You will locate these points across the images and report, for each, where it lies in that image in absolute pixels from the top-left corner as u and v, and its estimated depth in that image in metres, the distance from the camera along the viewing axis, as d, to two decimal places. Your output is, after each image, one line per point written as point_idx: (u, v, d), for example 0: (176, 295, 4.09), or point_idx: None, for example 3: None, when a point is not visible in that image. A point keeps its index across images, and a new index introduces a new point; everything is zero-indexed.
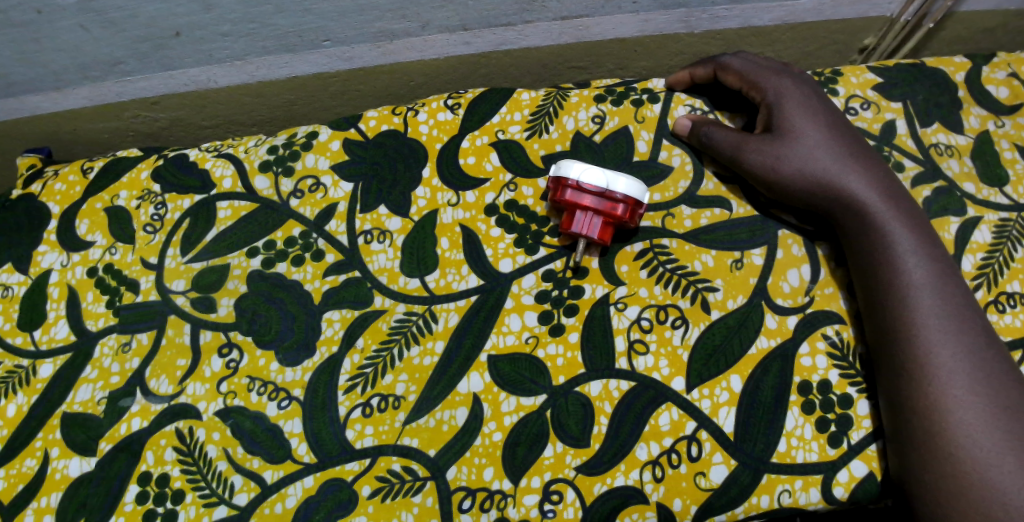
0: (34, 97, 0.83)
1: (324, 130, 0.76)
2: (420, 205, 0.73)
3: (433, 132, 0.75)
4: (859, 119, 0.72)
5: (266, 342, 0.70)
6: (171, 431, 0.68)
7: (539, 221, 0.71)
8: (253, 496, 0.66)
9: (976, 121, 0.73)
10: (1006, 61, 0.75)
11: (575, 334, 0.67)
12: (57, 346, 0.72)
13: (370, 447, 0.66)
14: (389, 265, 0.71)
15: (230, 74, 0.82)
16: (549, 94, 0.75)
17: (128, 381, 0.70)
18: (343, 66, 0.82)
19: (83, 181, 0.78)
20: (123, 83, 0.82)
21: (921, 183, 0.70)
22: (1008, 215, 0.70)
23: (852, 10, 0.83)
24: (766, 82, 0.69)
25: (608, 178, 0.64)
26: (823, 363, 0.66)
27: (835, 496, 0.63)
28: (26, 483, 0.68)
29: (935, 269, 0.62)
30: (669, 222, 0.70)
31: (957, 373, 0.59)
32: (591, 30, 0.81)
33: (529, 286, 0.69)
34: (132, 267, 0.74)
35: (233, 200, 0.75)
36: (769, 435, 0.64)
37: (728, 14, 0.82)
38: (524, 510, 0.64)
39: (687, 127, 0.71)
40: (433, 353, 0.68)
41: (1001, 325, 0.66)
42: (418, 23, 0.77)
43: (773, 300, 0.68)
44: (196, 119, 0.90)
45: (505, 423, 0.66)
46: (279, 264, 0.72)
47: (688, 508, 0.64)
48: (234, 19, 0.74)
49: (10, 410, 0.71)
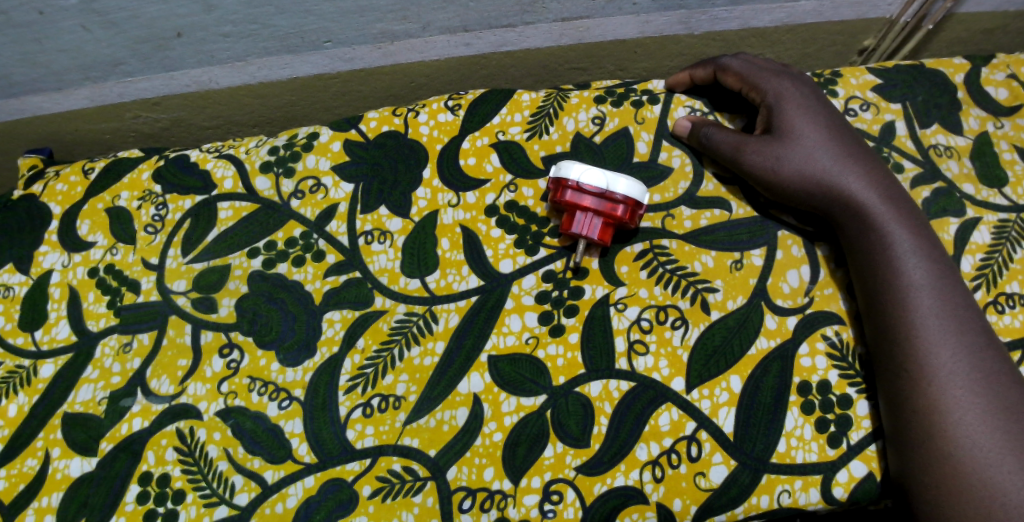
0: (35, 97, 0.83)
1: (325, 130, 0.76)
2: (421, 206, 0.73)
3: (433, 133, 0.75)
4: (858, 120, 0.73)
5: (267, 342, 0.70)
6: (173, 431, 0.68)
7: (539, 222, 0.71)
8: (253, 496, 0.66)
9: (975, 121, 0.73)
10: (1006, 62, 0.75)
11: (575, 335, 0.68)
12: (58, 346, 0.73)
13: (370, 447, 0.66)
14: (390, 265, 0.71)
15: (231, 75, 0.82)
16: (550, 95, 0.75)
17: (128, 382, 0.70)
18: (344, 67, 0.83)
19: (84, 181, 0.78)
20: (124, 83, 0.82)
21: (920, 183, 0.71)
22: (1007, 215, 0.70)
23: (851, 12, 0.83)
24: (766, 84, 0.69)
25: (608, 179, 0.65)
26: (823, 363, 0.66)
27: (834, 496, 0.63)
28: (27, 482, 0.69)
29: (935, 270, 0.62)
30: (669, 222, 0.70)
31: (956, 373, 0.59)
32: (591, 31, 0.81)
33: (530, 287, 0.69)
34: (134, 268, 0.74)
35: (234, 200, 0.75)
36: (769, 435, 0.64)
37: (728, 15, 0.82)
38: (524, 510, 0.64)
39: (687, 127, 0.72)
40: (433, 353, 0.68)
41: (1001, 326, 0.66)
42: (418, 24, 0.78)
43: (773, 300, 0.68)
44: (197, 120, 0.90)
45: (506, 423, 0.66)
46: (280, 265, 0.72)
47: (688, 508, 0.64)
48: (235, 21, 0.74)
49: (10, 410, 0.71)
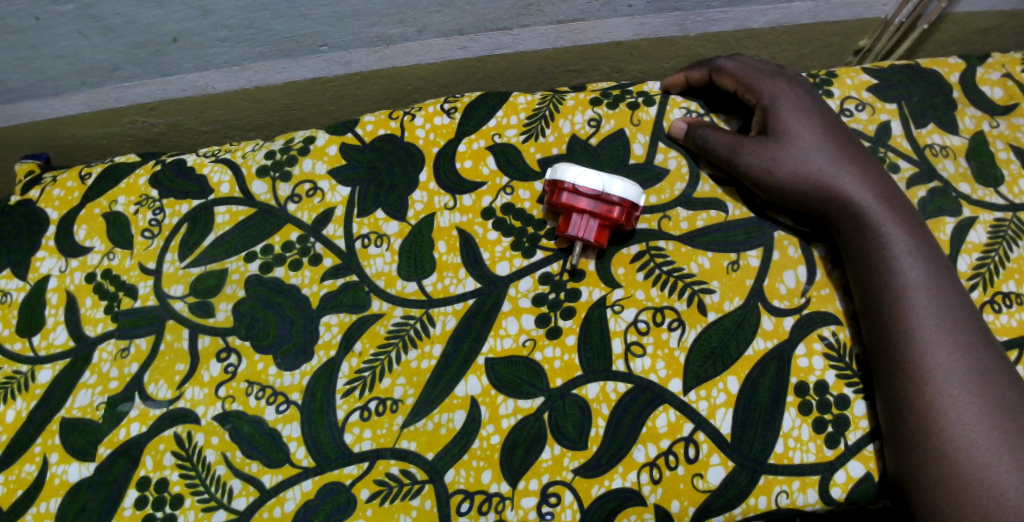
0: (32, 102, 0.83)
1: (322, 135, 0.76)
2: (417, 209, 0.73)
3: (429, 136, 0.75)
4: (853, 120, 0.73)
5: (265, 346, 0.70)
6: (171, 436, 0.68)
7: (535, 224, 0.71)
8: (252, 500, 0.66)
9: (971, 121, 0.73)
10: (1000, 62, 0.75)
11: (572, 337, 0.68)
12: (56, 351, 0.73)
13: (368, 450, 0.66)
14: (386, 269, 0.71)
15: (228, 79, 0.82)
16: (546, 98, 0.75)
17: (128, 386, 0.70)
18: (340, 71, 0.83)
19: (81, 187, 0.78)
20: (121, 88, 0.82)
21: (916, 183, 0.71)
22: (1003, 215, 0.70)
23: (847, 13, 0.83)
24: (760, 85, 0.69)
25: (603, 181, 0.65)
26: (819, 364, 0.66)
27: (833, 497, 0.63)
28: (25, 487, 0.69)
29: (931, 269, 0.62)
30: (665, 224, 0.70)
31: (953, 373, 0.59)
32: (587, 34, 0.81)
33: (526, 289, 0.69)
34: (132, 272, 0.74)
35: (231, 204, 0.75)
36: (767, 436, 0.64)
37: (723, 17, 0.82)
38: (522, 512, 0.64)
39: (681, 129, 0.72)
40: (430, 356, 0.68)
41: (997, 325, 0.66)
42: (414, 27, 0.78)
43: (769, 301, 0.68)
44: (194, 125, 0.90)
45: (503, 426, 0.66)
46: (279, 268, 0.72)
47: (686, 510, 0.64)
48: (232, 25, 0.74)
49: (9, 415, 0.71)
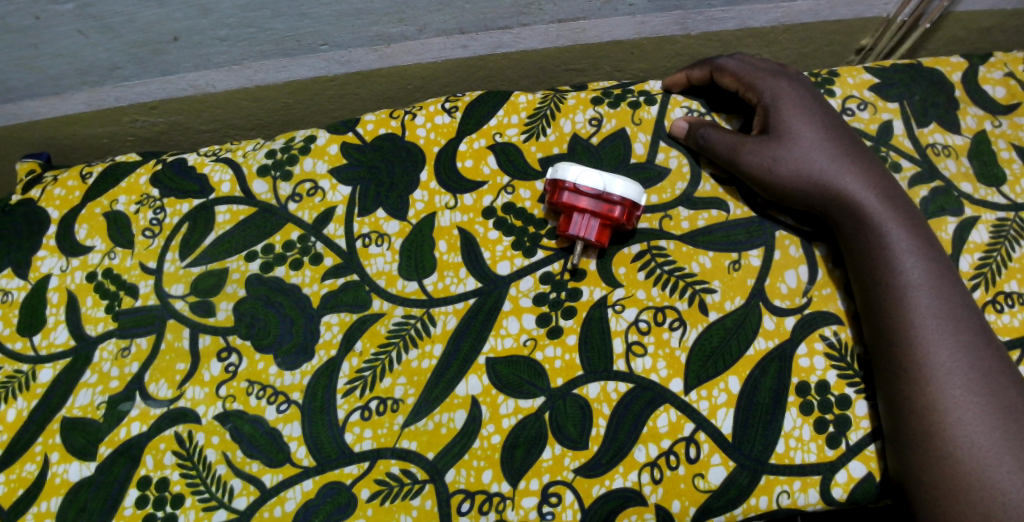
0: (32, 102, 0.83)
1: (322, 134, 0.76)
2: (418, 208, 0.73)
3: (430, 135, 0.75)
4: (855, 119, 0.73)
5: (265, 346, 0.70)
6: (171, 435, 0.68)
7: (536, 223, 0.71)
8: (253, 499, 0.66)
9: (973, 121, 0.73)
10: (1002, 61, 0.75)
11: (572, 337, 0.68)
12: (57, 350, 0.73)
13: (368, 450, 0.66)
14: (387, 268, 0.71)
15: (228, 79, 0.82)
16: (546, 97, 0.75)
17: (128, 385, 0.70)
18: (341, 70, 0.83)
19: (82, 186, 0.78)
20: (121, 87, 0.82)
21: (918, 183, 0.70)
22: (1006, 214, 0.70)
23: (847, 11, 0.83)
24: (761, 84, 0.69)
25: (604, 180, 0.64)
26: (821, 364, 0.66)
27: (834, 497, 0.63)
28: (26, 487, 0.69)
29: (933, 269, 0.62)
30: (666, 223, 0.70)
31: (955, 373, 0.59)
32: (588, 32, 0.81)
33: (527, 289, 0.69)
34: (132, 272, 0.74)
35: (232, 204, 0.75)
36: (768, 436, 0.64)
37: (724, 16, 0.82)
38: (524, 511, 0.64)
39: (682, 128, 0.72)
40: (431, 356, 0.68)
41: (1000, 325, 0.66)
42: (415, 26, 0.77)
43: (771, 301, 0.68)
44: (195, 124, 0.90)
45: (504, 426, 0.66)
46: (279, 268, 0.72)
47: (687, 509, 0.64)
48: (232, 24, 0.74)
49: (10, 414, 0.71)
